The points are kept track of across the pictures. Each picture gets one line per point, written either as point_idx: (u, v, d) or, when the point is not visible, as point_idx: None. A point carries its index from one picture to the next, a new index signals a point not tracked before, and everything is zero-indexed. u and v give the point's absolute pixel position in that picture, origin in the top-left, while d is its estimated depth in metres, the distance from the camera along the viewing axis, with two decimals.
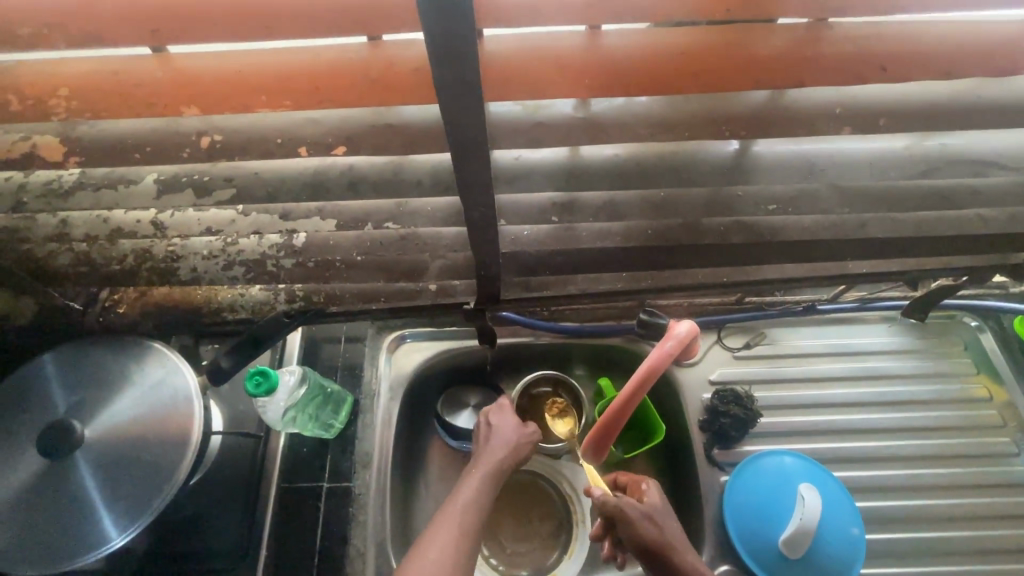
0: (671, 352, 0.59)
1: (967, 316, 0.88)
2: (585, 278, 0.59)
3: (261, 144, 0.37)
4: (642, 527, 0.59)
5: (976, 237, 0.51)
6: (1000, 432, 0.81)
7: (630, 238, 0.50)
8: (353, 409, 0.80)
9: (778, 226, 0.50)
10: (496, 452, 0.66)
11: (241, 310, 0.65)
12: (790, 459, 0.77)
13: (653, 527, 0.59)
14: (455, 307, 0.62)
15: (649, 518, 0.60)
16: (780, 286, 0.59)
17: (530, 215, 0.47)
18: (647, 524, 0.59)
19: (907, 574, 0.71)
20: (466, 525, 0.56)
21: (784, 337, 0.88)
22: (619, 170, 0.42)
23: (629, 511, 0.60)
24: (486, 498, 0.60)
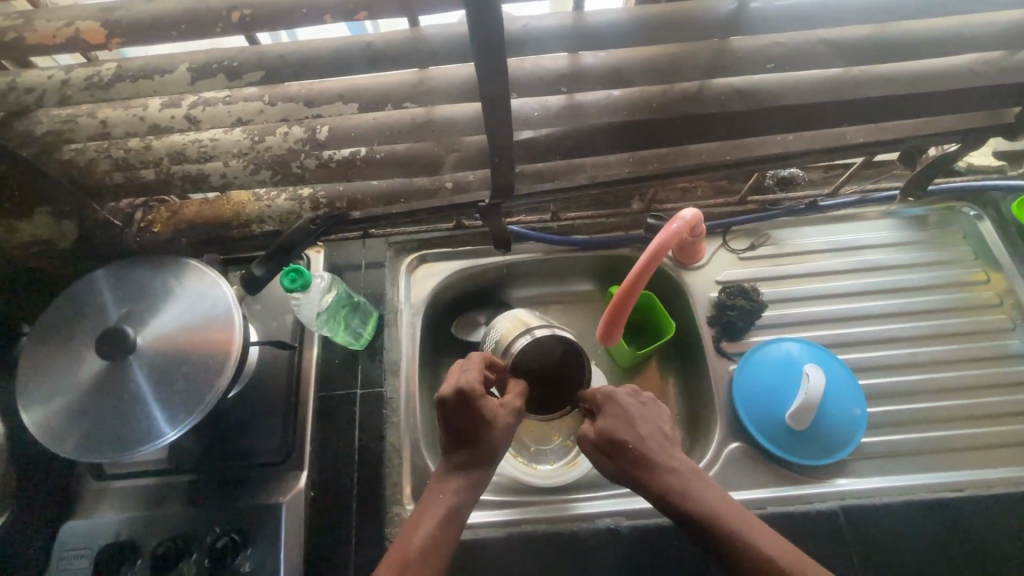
0: (678, 232, 0.63)
1: (965, 206, 0.91)
2: (594, 166, 0.62)
3: (288, 13, 0.40)
4: (598, 455, 0.64)
5: (968, 90, 0.53)
6: (995, 310, 0.84)
7: (634, 111, 0.53)
8: (378, 323, 0.84)
9: (776, 89, 0.52)
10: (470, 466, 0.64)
11: (268, 221, 0.68)
12: (790, 344, 0.82)
13: (609, 455, 0.63)
14: (471, 204, 0.65)
15: (605, 447, 0.64)
16: (780, 161, 0.61)
17: (541, 88, 0.49)
18: (602, 451, 0.64)
19: (907, 439, 0.76)
20: (433, 549, 0.59)
21: (787, 238, 0.90)
22: (623, 32, 0.45)
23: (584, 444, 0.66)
24: (460, 513, 0.62)
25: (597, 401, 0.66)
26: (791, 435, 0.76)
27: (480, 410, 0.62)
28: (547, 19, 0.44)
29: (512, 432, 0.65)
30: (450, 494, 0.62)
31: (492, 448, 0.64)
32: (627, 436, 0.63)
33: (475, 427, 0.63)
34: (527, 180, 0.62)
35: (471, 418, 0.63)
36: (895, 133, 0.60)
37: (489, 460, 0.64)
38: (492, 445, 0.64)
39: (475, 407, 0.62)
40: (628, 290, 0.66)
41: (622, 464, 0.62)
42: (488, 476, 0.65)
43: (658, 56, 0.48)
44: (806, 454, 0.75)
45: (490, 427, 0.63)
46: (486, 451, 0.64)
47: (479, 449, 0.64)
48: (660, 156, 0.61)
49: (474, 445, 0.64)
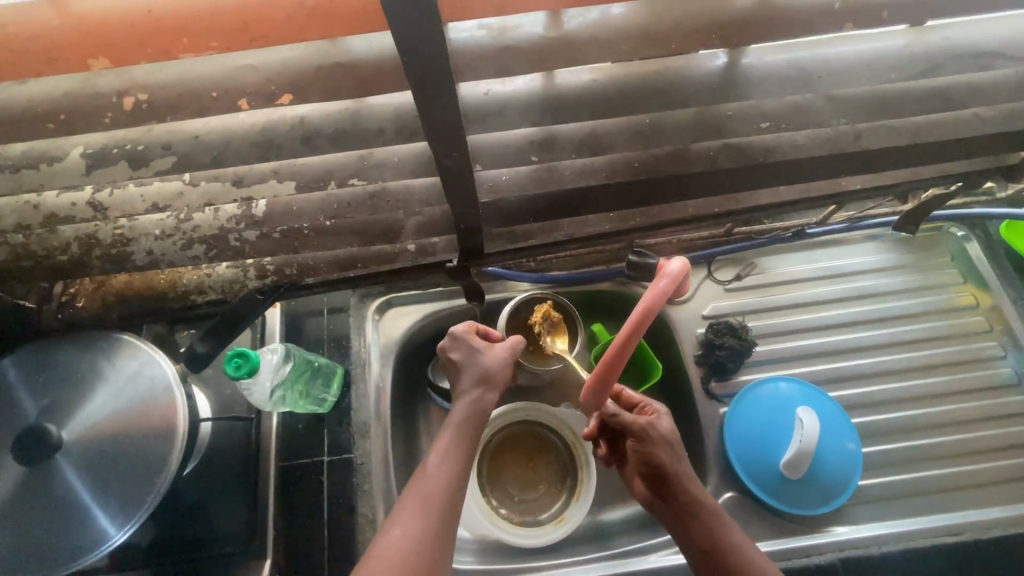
0: (666, 291, 0.57)
1: (952, 227, 0.88)
2: (571, 222, 0.56)
3: (195, 100, 0.33)
4: (657, 447, 0.62)
5: (976, 137, 0.48)
6: (985, 336, 0.82)
7: (614, 174, 0.47)
8: (344, 380, 0.78)
9: (769, 146, 0.47)
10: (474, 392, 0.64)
11: (210, 291, 0.60)
12: (782, 384, 0.78)
13: (671, 451, 0.63)
14: (438, 266, 0.58)
15: (668, 444, 0.63)
16: (773, 211, 0.56)
17: (508, 157, 0.43)
18: (664, 447, 0.63)
19: (902, 480, 0.73)
20: (451, 477, 0.57)
21: (773, 266, 0.87)
22: (600, 97, 0.39)
23: (647, 430, 0.63)
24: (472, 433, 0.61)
25: (667, 413, 0.67)
26: (788, 484, 0.72)
27: (465, 340, 0.66)
28: (513, 82, 0.38)
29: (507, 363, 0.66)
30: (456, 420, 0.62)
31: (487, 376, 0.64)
32: (677, 451, 0.63)
33: (466, 357, 0.66)
34: (498, 240, 0.56)
35: (461, 349, 0.66)
36: (894, 178, 0.56)
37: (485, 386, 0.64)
38: (484, 372, 0.64)
39: (462, 340, 0.66)
40: (615, 357, 0.60)
41: (678, 465, 0.62)
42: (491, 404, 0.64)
43: (639, 117, 0.42)
44: (803, 503, 0.71)
45: (477, 355, 0.66)
46: (480, 372, 0.64)
47: (476, 376, 0.64)
48: (643, 210, 0.56)
49: (474, 374, 0.64)
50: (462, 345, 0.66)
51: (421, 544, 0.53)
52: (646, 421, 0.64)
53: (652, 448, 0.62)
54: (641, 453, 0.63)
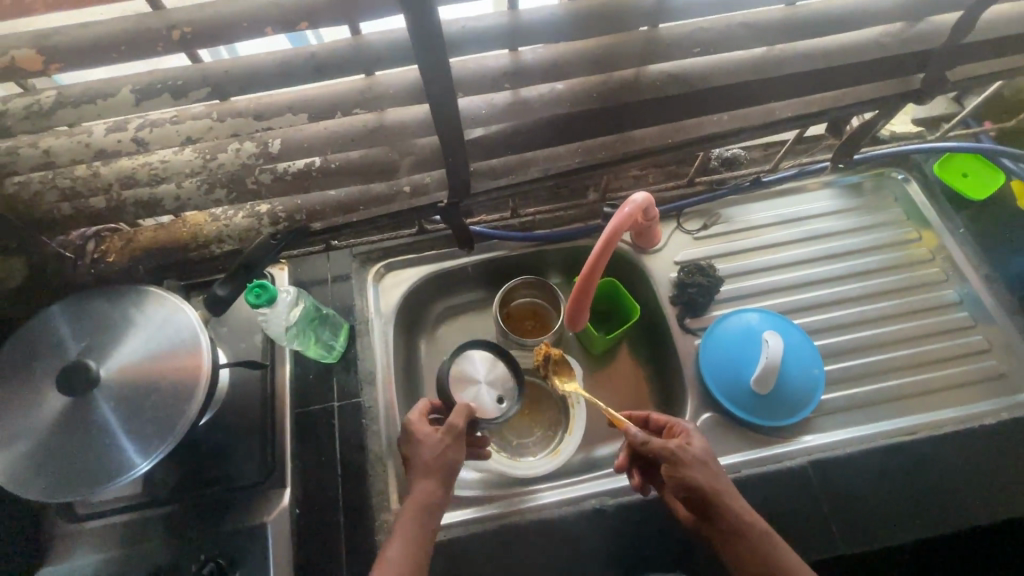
0: (630, 215, 0.66)
1: (893, 171, 0.97)
2: (544, 159, 0.64)
3: (230, 30, 0.41)
4: (691, 468, 0.64)
5: (878, 60, 0.57)
6: (931, 265, 0.90)
7: (578, 103, 0.56)
8: (350, 334, 0.85)
9: (705, 72, 0.55)
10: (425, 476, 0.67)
11: (228, 241, 0.67)
12: (748, 316, 0.86)
13: (705, 469, 0.65)
14: (431, 206, 0.66)
15: (701, 463, 0.65)
16: (720, 139, 0.65)
17: (485, 84, 0.52)
18: (697, 466, 0.64)
19: (861, 392, 0.81)
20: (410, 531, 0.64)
21: (735, 215, 0.96)
22: (555, 26, 0.48)
23: (679, 452, 0.65)
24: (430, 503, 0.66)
25: (694, 430, 0.69)
26: (762, 400, 0.80)
27: (410, 433, 0.70)
28: (486, 17, 0.47)
29: (445, 448, 0.68)
30: (416, 501, 0.66)
31: (427, 464, 0.67)
32: (710, 470, 0.65)
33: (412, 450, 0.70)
34: (482, 177, 0.64)
35: (408, 442, 0.70)
36: (820, 106, 0.64)
37: (427, 475, 0.67)
38: (424, 466, 0.67)
39: (410, 431, 0.70)
40: (590, 270, 0.67)
41: (712, 482, 0.64)
42: (439, 491, 0.67)
43: (592, 48, 0.51)
44: (777, 416, 0.79)
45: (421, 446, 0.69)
46: (422, 465, 0.67)
47: (423, 462, 0.68)
48: (606, 144, 0.64)
49: (421, 462, 0.68)
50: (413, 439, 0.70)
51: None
52: (676, 444, 0.65)
53: (683, 468, 0.64)
54: (677, 478, 0.64)
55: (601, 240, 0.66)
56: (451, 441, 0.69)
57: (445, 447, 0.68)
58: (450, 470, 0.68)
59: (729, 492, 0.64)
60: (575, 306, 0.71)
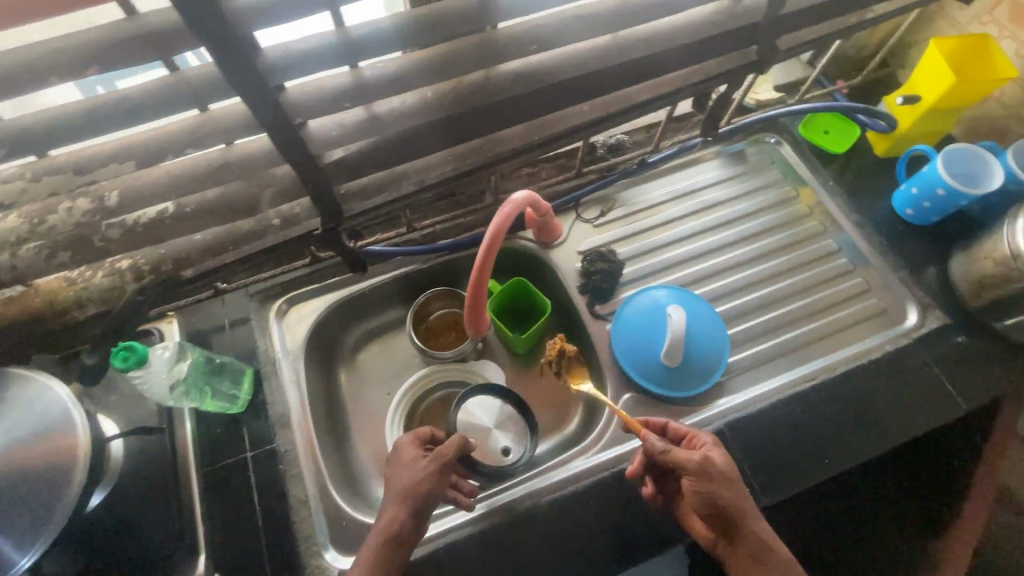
0: (511, 214, 0.66)
1: (766, 136, 1.03)
2: (416, 172, 0.64)
3: (9, 82, 0.38)
4: (718, 486, 0.65)
5: (711, 37, 0.60)
6: (811, 219, 0.96)
7: (431, 112, 0.55)
8: (256, 378, 0.82)
9: (551, 67, 0.56)
10: (396, 506, 0.66)
11: (90, 303, 0.62)
12: (653, 294, 0.89)
13: (729, 485, 0.66)
14: (307, 235, 0.64)
15: (726, 479, 0.66)
16: (585, 129, 0.66)
17: (326, 106, 0.51)
18: (723, 483, 0.65)
19: (763, 348, 0.86)
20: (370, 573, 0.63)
21: (630, 198, 0.98)
22: (382, 40, 0.48)
23: (707, 470, 0.65)
24: (398, 537, 0.65)
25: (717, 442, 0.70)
26: (677, 372, 0.82)
27: (396, 456, 0.71)
28: (308, 40, 0.46)
29: (425, 476, 0.68)
30: (386, 528, 0.65)
31: (402, 492, 0.67)
32: (735, 485, 0.66)
33: (394, 474, 0.70)
34: (355, 199, 0.63)
35: (393, 467, 0.71)
36: (674, 86, 0.67)
37: (398, 503, 0.66)
38: (399, 492, 0.67)
39: (398, 454, 0.71)
40: (476, 279, 0.68)
41: (740, 504, 0.65)
42: (407, 523, 0.65)
43: (429, 57, 0.51)
44: (694, 384, 0.82)
45: (402, 472, 0.69)
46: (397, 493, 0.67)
47: (399, 492, 0.67)
48: (475, 148, 0.64)
49: (397, 491, 0.67)
50: (398, 461, 0.71)
51: None
52: (704, 460, 0.66)
53: (714, 489, 0.65)
54: (702, 493, 0.65)
55: (485, 243, 0.66)
56: (433, 472, 0.68)
57: (425, 476, 0.67)
58: (422, 502, 0.66)
59: (748, 508, 0.66)
60: (471, 314, 0.72)
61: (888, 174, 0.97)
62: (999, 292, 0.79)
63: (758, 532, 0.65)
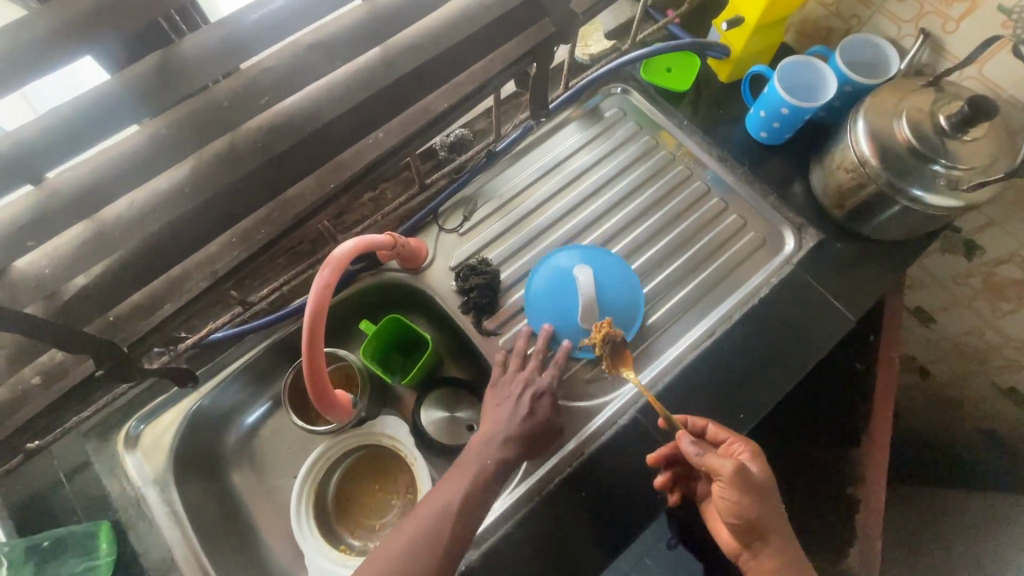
0: (331, 278, 0.56)
1: (613, 87, 0.97)
2: (201, 265, 0.52)
3: None
4: (749, 499, 0.63)
5: (491, 24, 0.51)
6: (675, 164, 0.93)
7: (169, 207, 0.43)
8: (116, 531, 0.69)
9: (305, 110, 0.46)
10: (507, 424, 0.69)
11: None
12: (545, 268, 0.83)
13: (761, 499, 0.63)
14: (88, 379, 0.52)
15: (758, 492, 0.63)
16: (389, 159, 0.56)
17: (0, 254, 0.38)
18: (754, 496, 0.63)
19: (659, 316, 0.83)
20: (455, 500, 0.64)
21: (491, 192, 0.90)
22: (43, 147, 0.35)
23: (743, 483, 0.62)
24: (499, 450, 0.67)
25: (757, 451, 0.66)
26: (606, 327, 0.81)
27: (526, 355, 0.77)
28: None
29: (533, 399, 0.71)
30: (496, 440, 0.68)
31: (514, 406, 0.71)
32: (766, 501, 0.64)
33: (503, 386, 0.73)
34: (135, 320, 0.51)
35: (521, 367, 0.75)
36: (475, 82, 0.57)
37: (514, 414, 0.70)
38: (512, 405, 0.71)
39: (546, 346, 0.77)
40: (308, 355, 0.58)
41: (770, 520, 0.64)
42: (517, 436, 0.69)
43: (132, 147, 0.40)
44: (626, 326, 0.81)
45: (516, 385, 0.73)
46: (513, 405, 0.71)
47: (524, 402, 0.71)
48: (263, 218, 0.53)
49: (520, 399, 0.71)
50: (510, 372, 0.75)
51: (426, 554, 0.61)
52: (743, 472, 0.62)
53: (748, 500, 0.63)
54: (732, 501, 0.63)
55: (308, 322, 0.56)
56: (541, 401, 0.71)
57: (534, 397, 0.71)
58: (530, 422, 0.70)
59: (776, 524, 0.65)
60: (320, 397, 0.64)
61: (736, 99, 0.94)
62: (857, 200, 0.79)
63: (782, 544, 0.65)
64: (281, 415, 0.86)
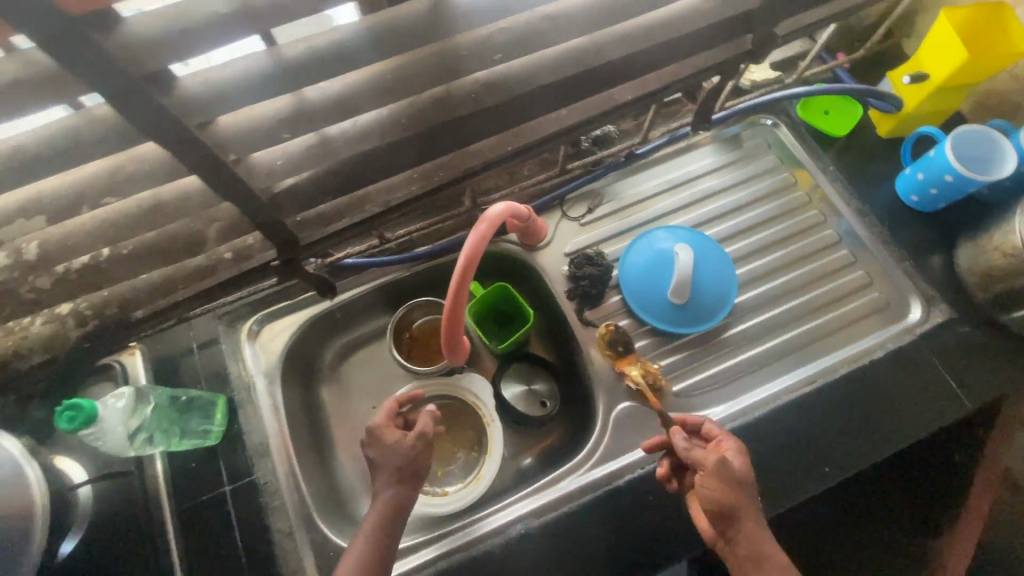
0: (487, 232, 0.60)
1: (762, 118, 0.97)
2: (380, 191, 0.58)
3: None
4: (726, 486, 0.60)
5: (700, 30, 0.54)
6: (810, 208, 0.91)
7: (387, 133, 0.49)
8: (228, 408, 0.78)
9: (520, 73, 0.50)
10: (389, 488, 0.67)
11: (32, 352, 0.57)
12: (643, 239, 0.88)
13: (739, 490, 0.60)
14: (263, 267, 0.59)
15: (735, 483, 0.60)
16: (564, 136, 0.60)
17: (261, 140, 0.44)
18: (730, 487, 0.60)
19: (760, 351, 0.82)
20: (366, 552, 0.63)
21: (619, 191, 0.92)
22: (323, 59, 0.41)
23: (719, 468, 0.60)
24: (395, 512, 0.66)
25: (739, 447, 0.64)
26: (693, 307, 0.83)
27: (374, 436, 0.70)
28: (229, 65, 0.39)
29: (414, 451, 0.69)
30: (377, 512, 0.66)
31: (394, 464, 0.68)
32: (743, 500, 0.60)
33: (378, 447, 0.70)
34: (315, 226, 0.58)
35: (376, 439, 0.70)
36: (660, 83, 0.60)
37: (395, 472, 0.67)
38: (392, 468, 0.68)
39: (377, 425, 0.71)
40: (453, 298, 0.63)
41: (748, 517, 0.60)
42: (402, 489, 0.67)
43: (381, 73, 0.44)
44: (712, 315, 0.83)
45: (390, 443, 0.69)
46: (391, 468, 0.68)
47: (395, 463, 0.68)
48: (444, 163, 0.58)
49: (391, 464, 0.68)
50: (378, 435, 0.70)
51: None
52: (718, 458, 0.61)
53: (720, 492, 0.60)
54: (705, 489, 0.61)
55: (461, 264, 0.60)
56: (423, 445, 0.70)
57: (411, 447, 0.69)
58: (414, 470, 0.69)
59: (753, 531, 0.59)
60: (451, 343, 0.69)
61: (889, 157, 0.92)
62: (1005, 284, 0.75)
63: (763, 552, 0.59)
64: (377, 348, 0.93)
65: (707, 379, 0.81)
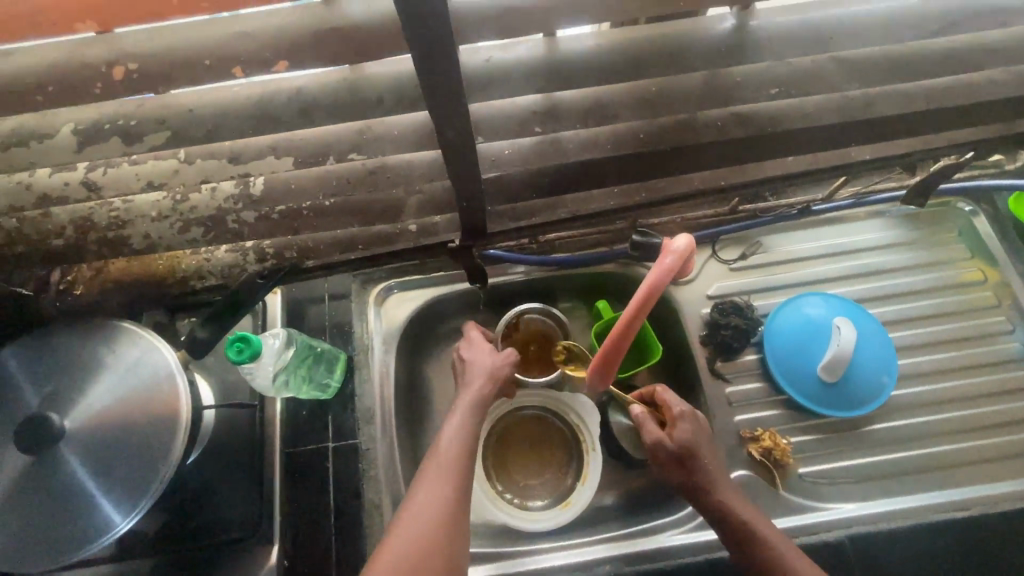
0: (672, 266, 0.56)
1: (959, 202, 0.86)
2: (575, 198, 0.56)
3: (188, 70, 0.35)
4: (675, 462, 0.64)
5: (985, 103, 0.48)
6: (994, 312, 0.81)
7: (620, 145, 0.46)
8: (347, 366, 0.79)
9: (777, 113, 0.46)
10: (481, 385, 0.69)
11: (210, 275, 0.61)
12: (791, 304, 0.80)
13: (684, 465, 0.64)
14: (440, 246, 0.58)
15: (679, 457, 0.64)
16: (782, 182, 0.56)
17: (508, 129, 0.42)
18: (676, 462, 0.64)
19: (907, 455, 0.74)
20: (464, 447, 0.62)
21: (779, 244, 0.86)
22: (607, 60, 0.38)
23: (662, 449, 0.64)
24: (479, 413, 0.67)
25: (685, 415, 0.66)
26: (844, 387, 0.76)
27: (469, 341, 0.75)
28: (516, 48, 0.37)
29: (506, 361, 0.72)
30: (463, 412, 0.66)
31: (488, 370, 0.70)
32: (691, 468, 0.63)
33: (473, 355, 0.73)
34: (501, 219, 0.56)
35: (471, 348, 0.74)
36: (902, 148, 0.55)
37: (487, 377, 0.70)
38: (484, 371, 0.70)
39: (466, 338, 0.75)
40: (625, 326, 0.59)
41: (702, 483, 0.63)
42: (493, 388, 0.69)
43: (647, 86, 0.42)
44: (863, 401, 0.75)
45: (483, 353, 0.73)
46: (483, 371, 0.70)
47: (481, 370, 0.70)
48: (649, 184, 0.56)
49: (478, 372, 0.70)
50: (475, 345, 0.74)
51: (439, 513, 0.56)
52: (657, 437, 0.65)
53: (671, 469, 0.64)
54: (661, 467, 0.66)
55: (639, 291, 0.57)
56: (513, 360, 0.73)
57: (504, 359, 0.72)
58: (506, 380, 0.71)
59: (711, 497, 0.62)
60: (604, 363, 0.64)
61: None
62: None
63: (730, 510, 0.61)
64: None
65: (841, 470, 0.74)
